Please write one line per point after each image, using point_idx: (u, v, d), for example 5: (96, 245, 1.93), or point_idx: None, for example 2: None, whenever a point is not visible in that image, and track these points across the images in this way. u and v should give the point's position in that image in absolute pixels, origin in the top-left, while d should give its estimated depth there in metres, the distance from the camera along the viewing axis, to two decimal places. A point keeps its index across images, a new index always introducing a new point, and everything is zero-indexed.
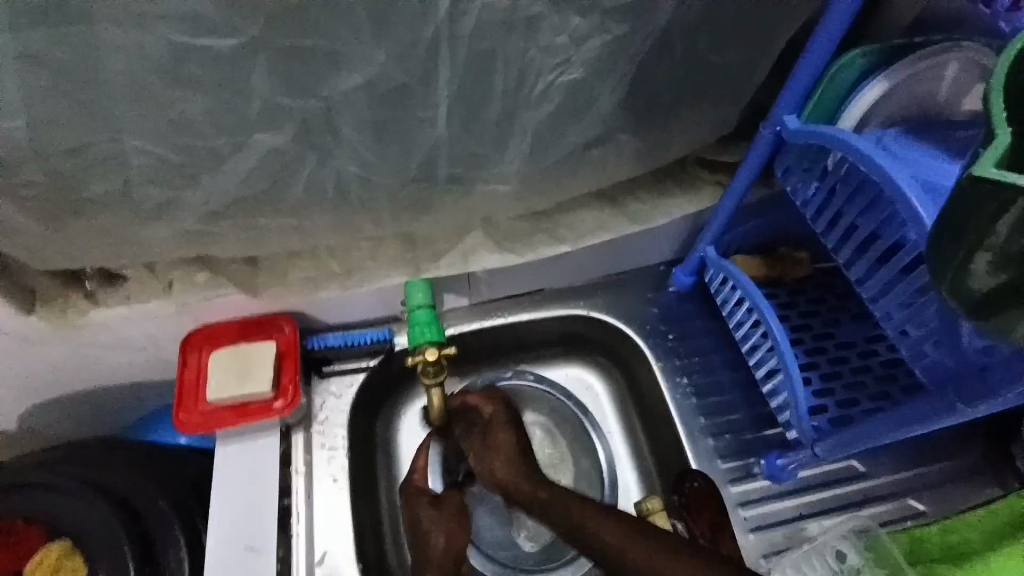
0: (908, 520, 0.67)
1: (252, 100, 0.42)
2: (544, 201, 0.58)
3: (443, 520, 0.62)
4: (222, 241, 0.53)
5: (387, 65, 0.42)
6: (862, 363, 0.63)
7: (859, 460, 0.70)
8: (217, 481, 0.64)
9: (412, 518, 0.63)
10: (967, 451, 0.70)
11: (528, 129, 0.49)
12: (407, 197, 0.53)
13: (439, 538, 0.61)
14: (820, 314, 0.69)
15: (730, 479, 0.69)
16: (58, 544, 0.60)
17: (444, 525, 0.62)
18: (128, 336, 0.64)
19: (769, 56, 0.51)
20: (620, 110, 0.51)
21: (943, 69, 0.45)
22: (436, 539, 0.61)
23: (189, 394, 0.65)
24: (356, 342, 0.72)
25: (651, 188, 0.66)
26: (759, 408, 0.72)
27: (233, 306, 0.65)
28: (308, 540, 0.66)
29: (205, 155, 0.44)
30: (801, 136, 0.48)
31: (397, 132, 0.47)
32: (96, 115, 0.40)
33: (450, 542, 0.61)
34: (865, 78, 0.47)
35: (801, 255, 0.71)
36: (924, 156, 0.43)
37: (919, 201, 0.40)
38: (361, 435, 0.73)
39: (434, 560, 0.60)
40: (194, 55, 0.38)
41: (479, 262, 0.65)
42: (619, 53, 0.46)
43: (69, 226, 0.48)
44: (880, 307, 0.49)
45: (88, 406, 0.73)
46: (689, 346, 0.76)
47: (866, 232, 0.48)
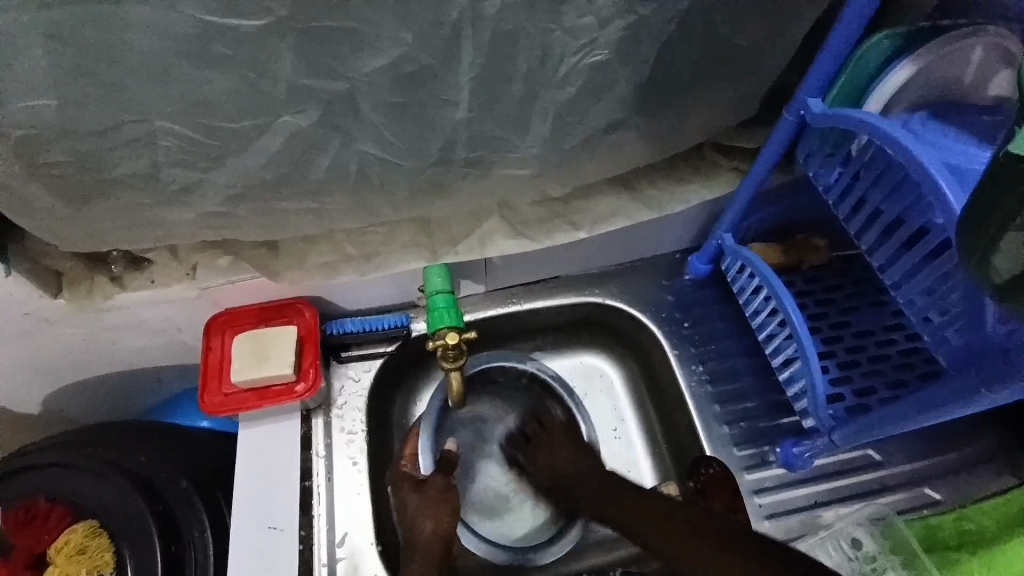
0: (924, 508, 0.66)
1: (277, 81, 0.42)
2: (562, 185, 0.59)
3: (430, 502, 0.61)
4: (244, 223, 0.54)
5: (411, 46, 0.42)
6: (881, 351, 0.63)
7: (875, 448, 0.70)
8: (240, 462, 0.65)
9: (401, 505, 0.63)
10: (986, 440, 0.69)
11: (548, 112, 0.49)
12: (426, 180, 0.54)
13: (426, 522, 0.60)
14: (838, 302, 0.69)
15: (745, 467, 0.69)
16: (83, 525, 0.60)
17: (429, 509, 0.61)
18: (151, 318, 0.66)
19: (793, 38, 0.50)
20: (641, 92, 0.50)
21: (969, 53, 0.44)
22: (424, 523, 0.60)
23: (213, 377, 0.66)
24: (374, 326, 0.73)
25: (669, 174, 0.65)
26: (774, 395, 0.72)
27: (254, 289, 0.66)
28: (329, 520, 0.67)
29: (229, 136, 0.45)
30: (825, 119, 0.48)
31: (418, 114, 0.47)
32: (124, 95, 0.41)
33: (437, 527, 0.60)
34: (892, 61, 0.46)
35: (819, 242, 0.71)
36: (951, 140, 0.43)
37: (946, 183, 0.39)
38: (378, 418, 0.74)
39: (421, 543, 0.59)
40: (221, 36, 0.39)
41: (496, 247, 0.65)
42: (643, 34, 0.46)
43: (96, 207, 0.49)
44: (902, 293, 0.48)
45: (112, 387, 0.75)
46: (704, 333, 0.75)
47: (890, 217, 0.47)
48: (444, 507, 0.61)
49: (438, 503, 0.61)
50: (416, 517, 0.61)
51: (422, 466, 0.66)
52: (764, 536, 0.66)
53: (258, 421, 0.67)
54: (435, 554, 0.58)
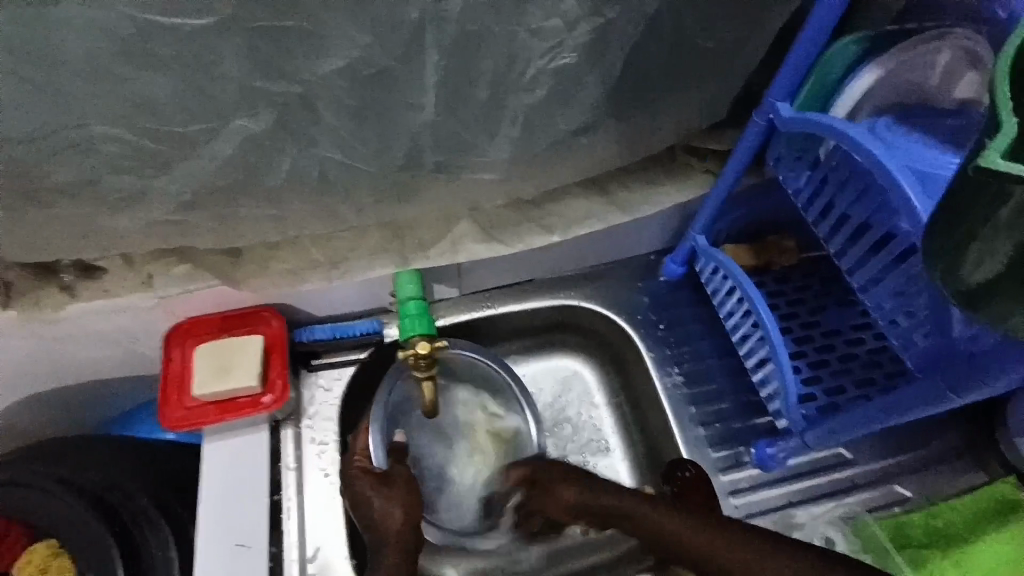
0: (894, 507, 0.67)
1: (229, 82, 0.40)
2: (532, 188, 0.57)
3: (396, 494, 0.58)
4: (199, 230, 0.52)
5: (369, 48, 0.40)
6: (849, 350, 0.63)
7: (846, 446, 0.70)
8: (206, 478, 0.62)
9: (358, 496, 0.59)
10: (952, 435, 0.70)
11: (517, 115, 0.48)
12: (393, 185, 0.52)
13: (395, 513, 0.57)
14: (808, 302, 0.69)
15: (720, 468, 0.69)
16: (42, 544, 0.59)
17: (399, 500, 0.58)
18: (105, 329, 0.63)
19: (759, 43, 0.50)
20: (610, 96, 0.50)
21: (935, 56, 0.45)
22: (395, 514, 0.57)
23: (173, 389, 0.64)
24: (344, 335, 0.71)
25: (641, 177, 0.65)
26: (747, 396, 0.72)
27: (216, 298, 0.64)
28: (300, 536, 0.65)
29: (179, 141, 0.43)
30: (794, 124, 0.48)
31: (380, 116, 0.46)
32: (62, 101, 0.39)
33: (409, 516, 0.58)
34: (856, 67, 0.47)
35: (790, 243, 0.71)
36: (916, 143, 0.43)
37: (910, 188, 0.39)
38: (350, 427, 0.72)
39: (390, 535, 0.57)
40: (164, 35, 0.37)
41: (467, 252, 0.64)
42: (610, 37, 0.45)
43: (38, 215, 0.46)
44: (870, 296, 0.49)
45: (66, 402, 0.72)
46: (678, 335, 0.75)
47: (857, 221, 0.48)
48: (412, 496, 0.59)
49: (407, 495, 0.59)
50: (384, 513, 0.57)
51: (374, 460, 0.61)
52: None
53: (225, 435, 0.65)
54: (407, 542, 0.57)
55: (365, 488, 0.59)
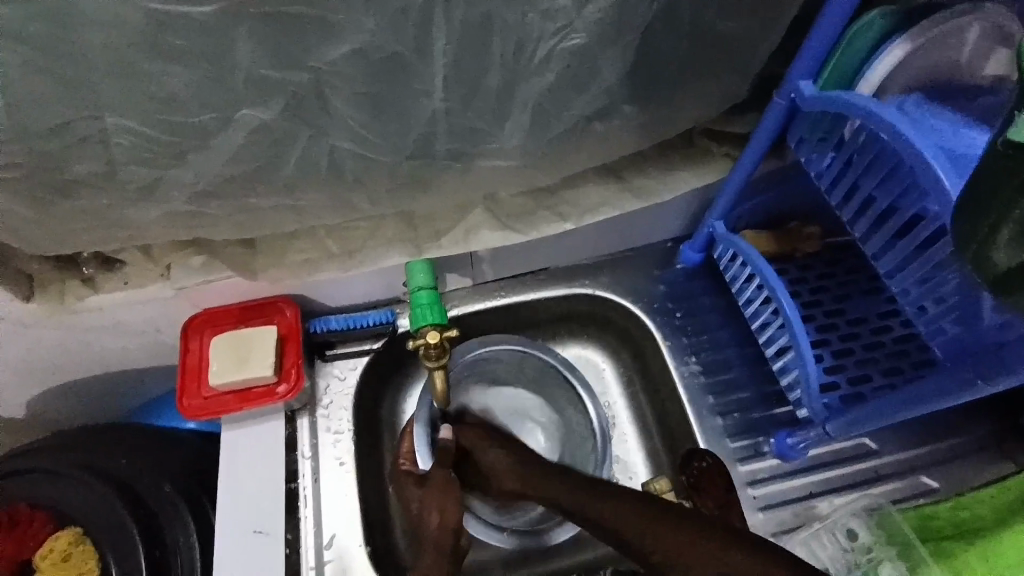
0: (919, 498, 0.65)
1: (236, 72, 0.40)
2: (546, 176, 0.56)
3: (432, 498, 0.58)
4: (213, 221, 0.52)
5: (378, 33, 0.40)
6: (875, 339, 0.61)
7: (870, 437, 0.69)
8: (224, 465, 0.63)
9: (410, 501, 0.60)
10: (981, 426, 0.68)
11: (529, 100, 0.47)
12: (404, 173, 0.52)
13: (433, 515, 0.57)
14: (832, 289, 0.67)
15: (739, 459, 0.67)
16: (67, 532, 0.60)
17: (433, 503, 0.58)
18: (125, 321, 0.63)
19: (783, 20, 0.48)
20: (626, 78, 0.48)
21: (964, 33, 0.42)
22: (430, 519, 0.57)
23: (192, 379, 0.65)
24: (359, 324, 0.71)
25: (658, 162, 0.63)
26: (767, 386, 0.71)
27: (231, 289, 0.64)
28: (316, 523, 0.65)
29: (190, 131, 0.43)
30: (817, 103, 0.46)
31: (390, 104, 0.45)
32: (73, 93, 0.39)
33: (445, 518, 0.57)
34: (885, 42, 0.44)
35: (813, 229, 0.69)
36: (947, 123, 0.41)
37: (940, 167, 0.37)
38: (365, 417, 0.72)
39: (431, 537, 0.57)
40: (171, 25, 0.36)
41: (480, 241, 0.64)
42: (624, 17, 0.43)
43: (55, 208, 0.47)
44: (896, 283, 0.47)
45: (91, 391, 0.73)
46: (696, 324, 0.74)
47: (883, 204, 0.46)
48: (449, 497, 0.58)
49: (446, 498, 0.58)
50: (422, 513, 0.58)
51: (420, 463, 0.63)
52: (758, 528, 0.65)
53: (240, 424, 0.65)
54: (447, 543, 0.56)
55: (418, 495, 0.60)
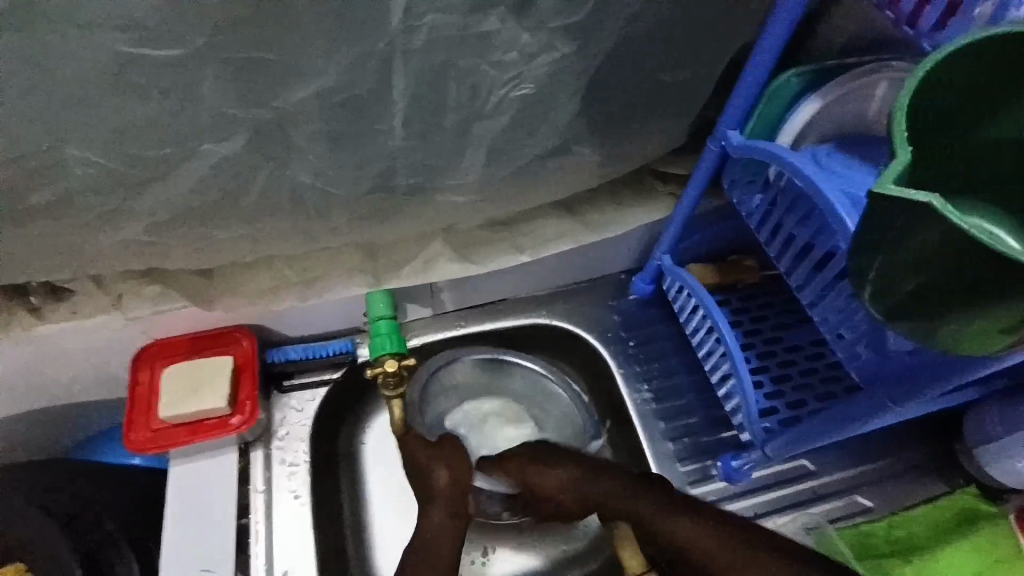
0: (856, 516, 0.69)
1: (202, 108, 0.41)
2: (502, 210, 0.59)
3: (444, 453, 0.61)
4: (171, 251, 0.52)
5: (340, 77, 0.42)
6: (810, 365, 0.66)
7: (809, 459, 0.72)
8: (172, 502, 0.62)
9: (412, 456, 0.61)
10: (910, 447, 0.73)
11: (484, 140, 0.50)
12: (365, 207, 0.54)
13: (443, 473, 0.59)
14: (770, 318, 0.72)
15: (689, 482, 0.70)
16: (7, 569, 0.58)
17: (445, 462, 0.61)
18: (73, 351, 0.62)
19: (714, 75, 0.53)
20: (575, 122, 0.52)
21: (874, 87, 0.48)
22: (439, 473, 0.60)
23: (141, 411, 0.64)
24: (318, 354, 0.71)
25: (608, 198, 0.67)
26: (715, 411, 0.74)
27: (187, 319, 0.64)
28: (266, 561, 0.63)
29: (154, 163, 0.44)
30: (743, 150, 0.51)
31: (352, 141, 0.47)
32: (35, 125, 0.40)
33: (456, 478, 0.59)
34: (802, 97, 0.50)
35: (752, 261, 0.74)
36: (853, 170, 0.45)
37: (845, 210, 0.42)
38: (322, 448, 0.71)
39: (438, 493, 0.59)
40: (139, 64, 0.38)
41: (439, 272, 0.66)
42: (569, 69, 0.47)
43: (7, 236, 0.47)
44: (818, 312, 0.51)
45: (31, 425, 0.70)
46: (648, 352, 0.77)
47: (802, 241, 0.50)
48: (460, 463, 0.61)
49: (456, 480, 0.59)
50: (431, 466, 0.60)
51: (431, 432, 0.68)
52: None
53: (195, 456, 0.64)
54: (455, 501, 0.59)
55: (432, 464, 0.60)
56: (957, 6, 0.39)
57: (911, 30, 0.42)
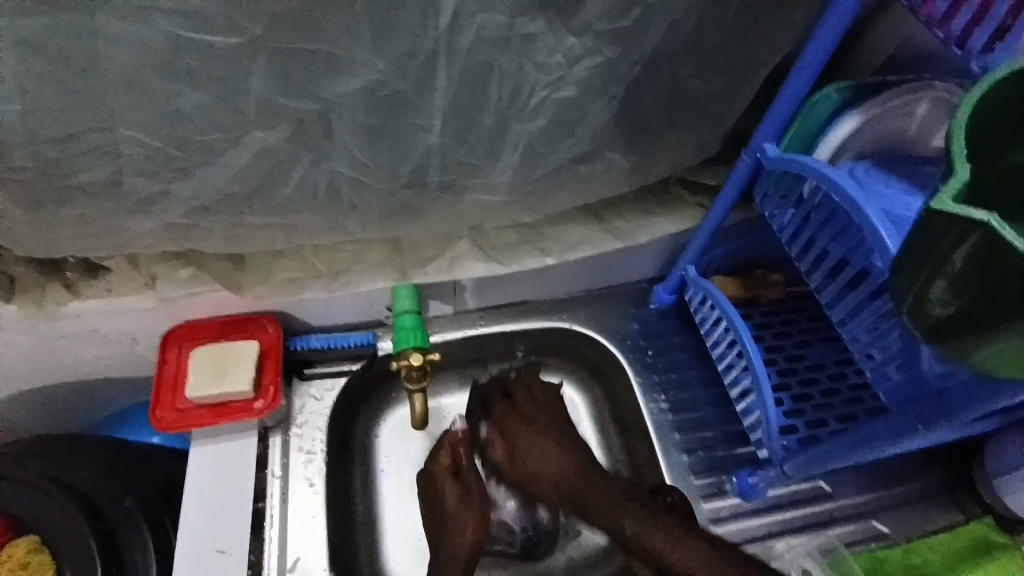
0: (872, 541, 0.68)
1: (249, 97, 0.42)
2: (531, 212, 0.60)
3: (467, 504, 0.65)
4: (207, 236, 0.54)
5: (386, 72, 0.43)
6: (831, 385, 0.65)
7: (826, 480, 0.71)
8: (190, 485, 0.63)
9: (441, 503, 0.65)
10: (931, 474, 0.72)
11: (520, 142, 0.51)
12: (397, 202, 0.54)
13: (468, 527, 0.64)
14: (793, 335, 0.71)
15: (702, 496, 0.70)
16: (25, 540, 0.59)
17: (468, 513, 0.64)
18: (105, 328, 0.64)
19: (751, 88, 0.53)
20: (609, 129, 0.52)
21: (914, 107, 0.48)
22: (464, 529, 0.63)
23: (166, 392, 0.65)
24: (339, 345, 0.72)
25: (636, 207, 0.67)
26: (732, 426, 0.73)
27: (215, 303, 0.65)
28: (280, 545, 0.64)
29: (199, 148, 0.45)
30: (778, 164, 0.51)
31: (390, 137, 0.48)
32: (89, 106, 0.41)
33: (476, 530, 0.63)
34: (840, 113, 0.50)
35: (776, 277, 0.74)
36: (891, 188, 0.45)
37: (884, 230, 0.41)
38: (339, 439, 0.72)
39: (460, 549, 0.63)
40: (194, 51, 0.39)
41: (464, 271, 0.66)
42: (609, 75, 0.48)
43: (53, 213, 0.48)
44: (847, 330, 0.51)
45: (59, 398, 0.72)
46: (667, 362, 0.77)
47: (835, 258, 0.50)
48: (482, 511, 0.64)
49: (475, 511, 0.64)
50: (456, 517, 0.64)
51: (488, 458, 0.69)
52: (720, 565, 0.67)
53: (214, 440, 0.65)
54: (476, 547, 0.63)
55: (447, 504, 0.65)
56: (1007, 30, 0.39)
57: (959, 52, 0.42)
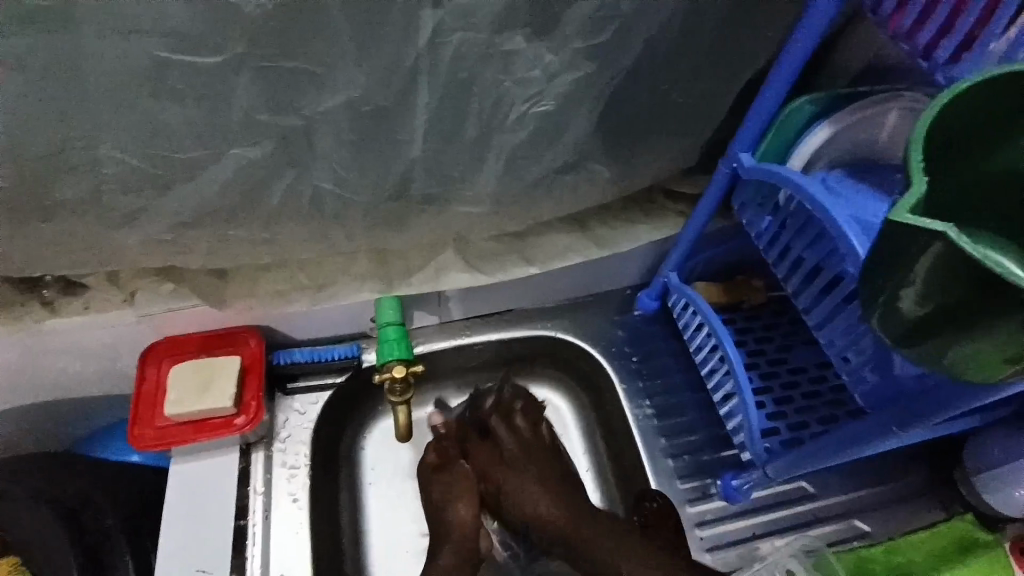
0: (855, 540, 0.69)
1: (231, 113, 0.42)
2: (516, 222, 0.60)
3: (458, 490, 0.67)
4: (189, 251, 0.53)
5: (368, 88, 0.43)
6: (812, 388, 0.67)
7: (809, 481, 0.73)
8: (170, 502, 0.62)
9: (432, 492, 0.67)
10: (910, 472, 0.73)
11: (503, 153, 0.51)
12: (382, 215, 0.55)
13: (461, 507, 0.66)
14: (774, 339, 0.72)
15: (688, 500, 0.70)
16: (4, 561, 0.58)
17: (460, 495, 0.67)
18: (84, 345, 0.63)
19: (727, 100, 0.54)
20: (591, 140, 0.53)
21: (884, 116, 0.49)
22: (456, 512, 0.65)
23: (147, 409, 0.64)
24: (324, 358, 0.71)
25: (618, 216, 0.68)
26: (716, 430, 0.74)
27: (198, 318, 0.65)
28: (264, 562, 0.63)
29: (181, 165, 0.45)
30: (754, 173, 0.52)
31: (374, 150, 0.48)
32: (68, 124, 0.41)
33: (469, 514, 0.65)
34: (813, 123, 0.51)
35: (756, 282, 0.75)
36: (862, 196, 0.46)
37: (855, 237, 0.43)
38: (325, 452, 0.71)
39: (454, 531, 0.65)
40: (174, 68, 0.39)
41: (450, 281, 0.67)
42: (589, 89, 0.48)
43: (31, 230, 0.47)
44: (824, 334, 0.52)
45: (36, 418, 0.70)
46: (652, 367, 0.78)
47: (811, 264, 0.51)
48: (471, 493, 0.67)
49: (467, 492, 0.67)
50: (448, 501, 0.66)
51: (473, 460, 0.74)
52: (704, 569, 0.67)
53: (195, 456, 0.64)
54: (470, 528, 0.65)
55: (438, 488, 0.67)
56: (970, 43, 0.40)
57: (925, 63, 0.43)
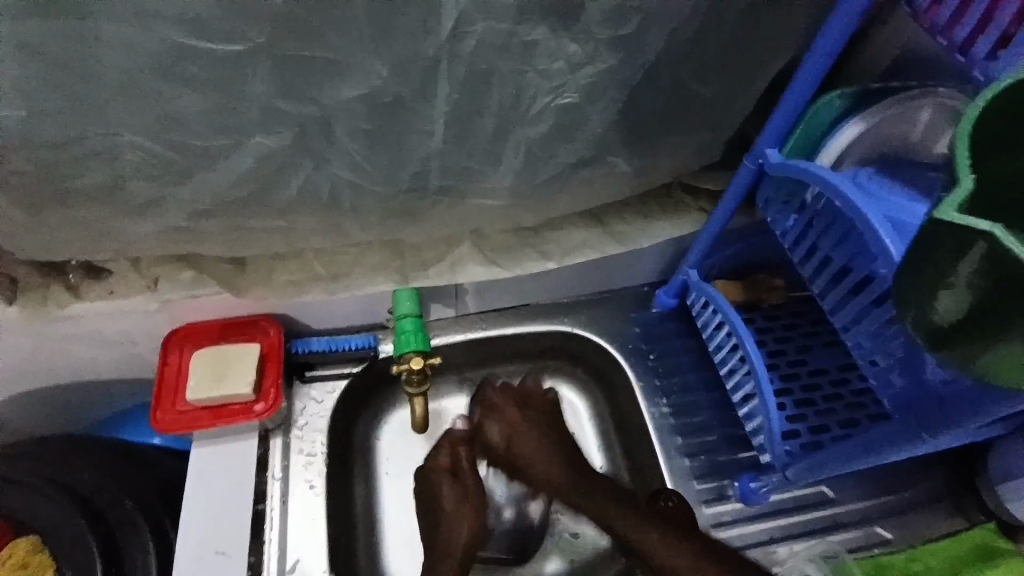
0: (875, 547, 0.68)
1: (251, 101, 0.43)
2: (532, 216, 0.60)
3: (465, 506, 0.66)
4: (207, 239, 0.54)
5: (387, 78, 0.43)
6: (834, 390, 0.65)
7: (828, 485, 0.71)
8: (190, 485, 0.63)
9: (438, 499, 0.67)
10: (934, 479, 0.71)
11: (520, 146, 0.51)
12: (398, 206, 0.54)
13: (465, 526, 0.65)
14: (795, 340, 0.71)
15: (704, 501, 0.69)
16: (25, 540, 0.59)
17: (464, 515, 0.65)
18: (106, 330, 0.64)
19: (753, 93, 0.53)
20: (610, 134, 0.52)
21: (919, 112, 0.47)
22: (460, 531, 0.65)
23: (168, 394, 0.65)
24: (341, 347, 0.72)
25: (637, 211, 0.67)
26: (733, 430, 0.73)
27: (216, 305, 0.65)
28: (280, 548, 0.64)
29: (199, 153, 0.45)
30: (781, 169, 0.50)
31: (390, 142, 0.48)
32: (90, 111, 0.41)
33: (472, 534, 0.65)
34: (844, 119, 0.50)
35: (777, 281, 0.74)
36: (896, 195, 0.45)
37: (887, 236, 0.41)
38: (340, 441, 0.72)
39: (457, 550, 0.64)
40: (195, 56, 0.39)
41: (465, 273, 0.66)
42: (611, 81, 0.48)
43: (54, 216, 0.48)
44: (851, 337, 0.50)
45: (60, 399, 0.72)
46: (668, 366, 0.77)
47: (838, 264, 0.50)
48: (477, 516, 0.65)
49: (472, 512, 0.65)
50: (453, 516, 0.65)
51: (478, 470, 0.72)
52: None
53: (214, 442, 0.65)
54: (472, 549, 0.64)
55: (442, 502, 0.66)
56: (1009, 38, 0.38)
57: (962, 59, 0.42)
